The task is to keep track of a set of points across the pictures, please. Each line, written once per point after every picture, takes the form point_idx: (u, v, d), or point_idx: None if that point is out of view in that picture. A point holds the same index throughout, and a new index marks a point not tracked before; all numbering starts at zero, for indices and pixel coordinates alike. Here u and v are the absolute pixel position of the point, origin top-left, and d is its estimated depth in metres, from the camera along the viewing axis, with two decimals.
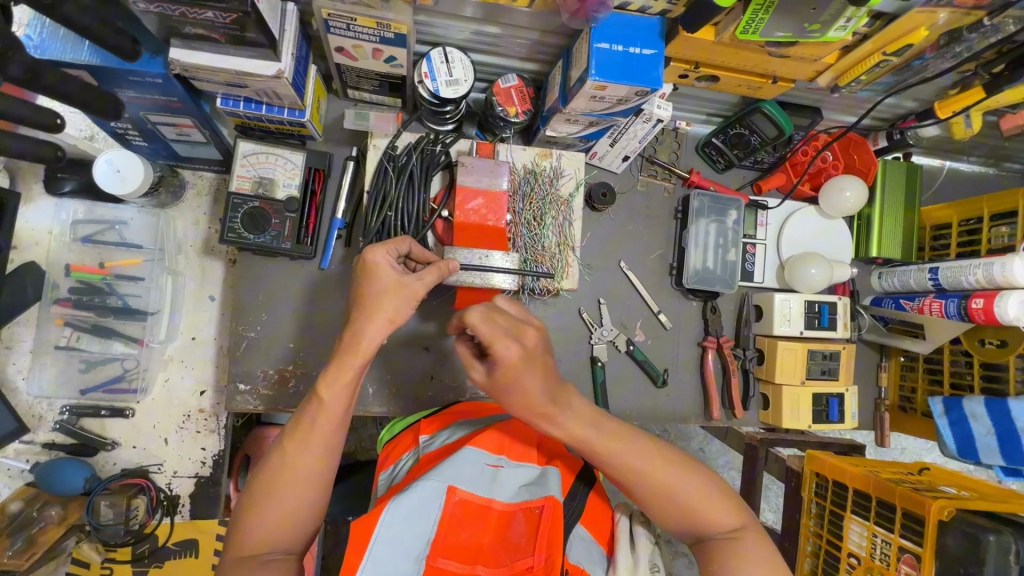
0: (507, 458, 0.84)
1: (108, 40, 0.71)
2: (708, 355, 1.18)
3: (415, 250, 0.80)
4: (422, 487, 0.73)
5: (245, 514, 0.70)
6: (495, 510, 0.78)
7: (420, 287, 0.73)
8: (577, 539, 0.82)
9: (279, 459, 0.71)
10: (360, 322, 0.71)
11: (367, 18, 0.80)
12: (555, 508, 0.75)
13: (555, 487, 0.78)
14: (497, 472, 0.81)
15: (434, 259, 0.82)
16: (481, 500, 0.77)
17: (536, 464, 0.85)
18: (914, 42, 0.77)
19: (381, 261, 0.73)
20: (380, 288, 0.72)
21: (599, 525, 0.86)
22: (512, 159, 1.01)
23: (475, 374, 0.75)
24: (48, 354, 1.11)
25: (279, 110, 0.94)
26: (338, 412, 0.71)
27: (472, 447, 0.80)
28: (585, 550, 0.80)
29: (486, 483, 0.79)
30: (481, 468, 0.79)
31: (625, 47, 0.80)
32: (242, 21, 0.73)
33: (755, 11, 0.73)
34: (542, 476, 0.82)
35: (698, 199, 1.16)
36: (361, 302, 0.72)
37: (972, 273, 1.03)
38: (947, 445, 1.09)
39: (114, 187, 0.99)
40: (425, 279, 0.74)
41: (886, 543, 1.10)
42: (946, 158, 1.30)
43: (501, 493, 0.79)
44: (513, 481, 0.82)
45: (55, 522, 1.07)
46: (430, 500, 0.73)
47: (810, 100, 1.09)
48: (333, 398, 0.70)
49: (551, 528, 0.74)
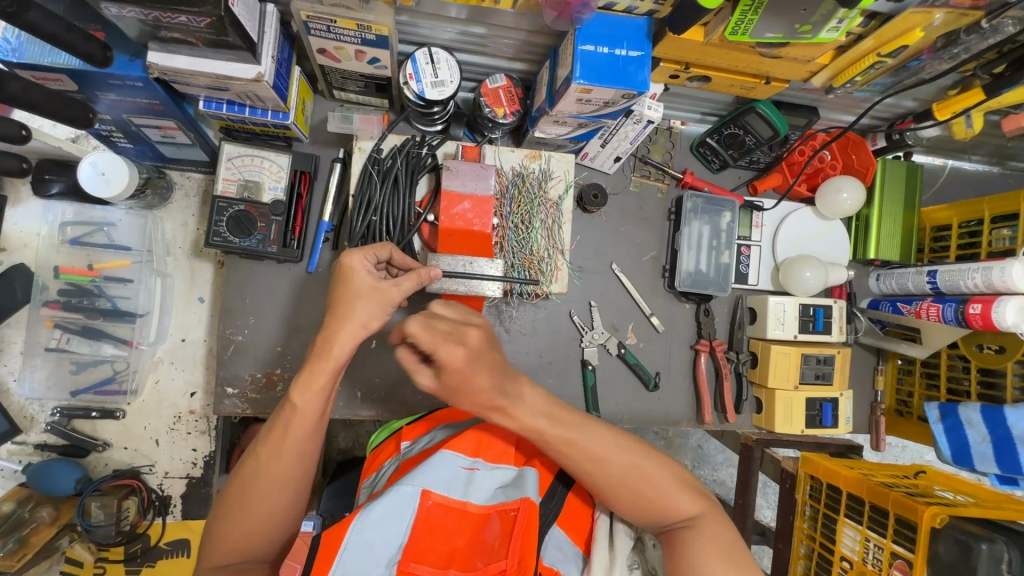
0: (482, 461, 0.84)
1: (80, 47, 0.71)
2: (701, 357, 1.17)
3: (395, 256, 0.78)
4: (395, 492, 0.74)
5: (221, 521, 0.70)
6: (469, 513, 0.78)
7: (395, 294, 0.72)
8: (553, 544, 0.81)
9: (253, 464, 0.71)
10: (332, 327, 0.70)
11: (347, 20, 0.78)
12: (530, 511, 0.74)
13: (530, 489, 0.77)
14: (472, 475, 0.81)
15: (414, 266, 0.80)
16: (455, 504, 0.78)
17: (513, 466, 0.86)
18: (909, 44, 0.74)
19: (358, 265, 0.72)
20: (359, 298, 0.71)
21: (577, 526, 0.86)
22: (500, 161, 1.00)
23: (422, 379, 0.72)
24: (38, 356, 1.11)
25: (263, 113, 0.93)
26: (312, 414, 0.71)
27: (446, 451, 0.82)
28: (559, 554, 0.80)
29: (461, 487, 0.80)
30: (455, 472, 0.80)
31: (611, 49, 0.78)
32: (218, 26, 0.72)
33: (743, 11, 0.71)
34: (517, 479, 0.82)
35: (692, 200, 1.14)
36: (338, 311, 0.70)
37: (971, 277, 1.01)
38: (942, 452, 1.07)
39: (99, 190, 0.98)
40: (400, 286, 0.72)
41: (878, 548, 1.09)
42: (949, 156, 1.27)
43: (476, 496, 0.79)
44: (490, 483, 0.82)
45: (47, 523, 1.08)
46: (401, 505, 0.74)
47: (807, 99, 1.06)
48: (305, 402, 0.70)
49: (525, 530, 0.73)
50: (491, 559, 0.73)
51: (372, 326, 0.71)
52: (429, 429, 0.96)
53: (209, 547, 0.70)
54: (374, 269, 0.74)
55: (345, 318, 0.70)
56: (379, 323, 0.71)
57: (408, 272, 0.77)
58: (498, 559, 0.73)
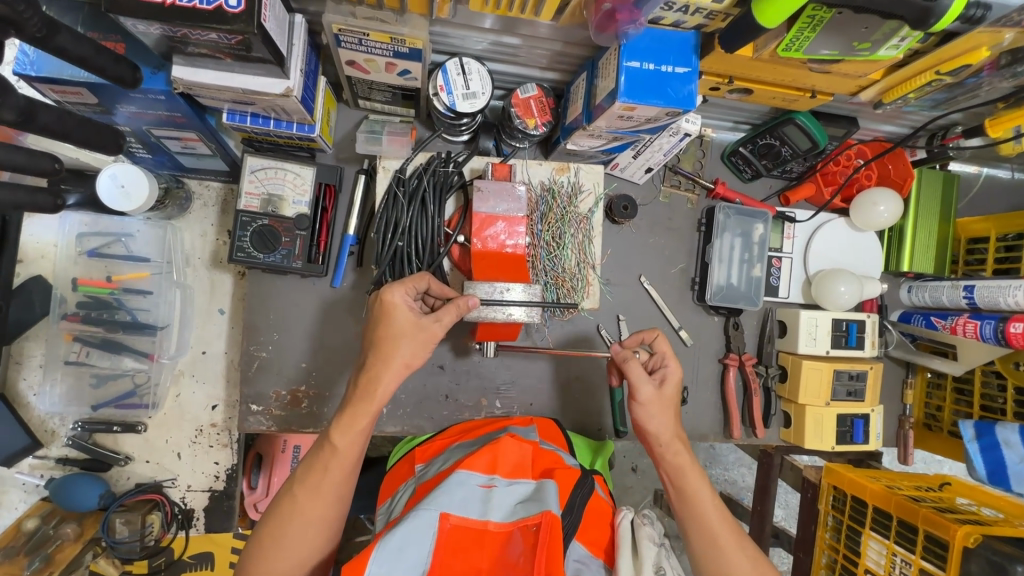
0: (499, 477, 0.81)
1: (109, 69, 0.68)
2: (729, 372, 1.15)
3: (433, 286, 0.79)
4: (414, 517, 0.72)
5: (254, 561, 0.71)
6: (490, 532, 0.74)
7: (437, 329, 0.74)
8: (575, 558, 0.78)
9: (288, 506, 0.72)
10: (380, 366, 0.73)
11: (380, 33, 0.75)
12: (553, 524, 0.70)
13: (551, 501, 0.74)
14: (489, 493, 0.78)
15: (452, 295, 0.81)
16: (474, 524, 0.74)
17: (531, 480, 0.83)
18: (972, 63, 0.71)
19: (400, 301, 0.74)
20: (403, 334, 0.73)
21: (597, 535, 0.83)
22: (529, 176, 0.98)
23: (643, 391, 0.84)
24: (57, 369, 1.08)
25: (287, 125, 0.90)
26: (349, 458, 0.73)
27: (462, 470, 0.79)
28: (583, 567, 0.77)
29: (478, 506, 0.76)
30: (471, 490, 0.78)
31: (656, 65, 0.75)
32: (248, 42, 0.68)
33: (801, 28, 0.67)
34: (538, 491, 0.78)
35: (723, 213, 1.11)
36: (381, 350, 0.73)
37: (1011, 294, 0.98)
38: (976, 470, 1.06)
39: (118, 203, 0.95)
40: (443, 321, 0.75)
41: (906, 563, 1.06)
42: (985, 164, 1.23)
43: (495, 514, 0.76)
44: (508, 500, 0.79)
45: (72, 539, 1.08)
46: (420, 530, 0.71)
47: (846, 109, 1.03)
48: (344, 443, 0.73)
49: (548, 544, 0.69)
50: None
51: (415, 364, 0.75)
52: (442, 451, 0.94)
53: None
54: (413, 303, 0.76)
55: (388, 355, 0.73)
56: (421, 361, 0.75)
57: (446, 303, 0.79)
58: None
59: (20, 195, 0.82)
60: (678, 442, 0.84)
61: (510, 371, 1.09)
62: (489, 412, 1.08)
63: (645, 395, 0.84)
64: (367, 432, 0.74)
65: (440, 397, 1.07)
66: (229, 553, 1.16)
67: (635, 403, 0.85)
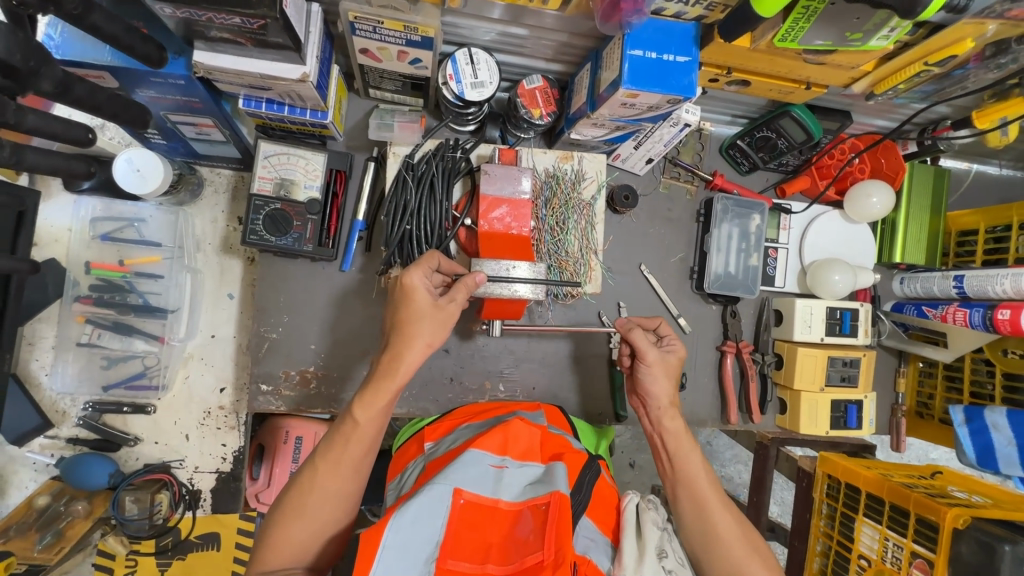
0: (510, 458, 0.83)
1: (136, 49, 0.71)
2: (727, 359, 1.18)
3: (443, 266, 0.83)
4: (428, 491, 0.73)
5: (269, 529, 0.73)
6: (501, 510, 0.77)
7: (454, 309, 0.77)
8: (585, 535, 0.80)
9: (308, 479, 0.74)
10: (402, 344, 0.75)
11: (394, 21, 0.78)
12: (562, 503, 0.73)
13: (560, 482, 0.76)
14: (501, 473, 0.80)
15: (462, 272, 0.85)
16: (486, 502, 0.77)
17: (541, 463, 0.84)
18: (959, 53, 0.75)
19: (420, 283, 0.76)
20: (422, 316, 0.75)
21: (605, 515, 0.84)
22: (534, 163, 1.01)
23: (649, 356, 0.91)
24: (69, 351, 1.11)
25: (301, 112, 0.93)
26: (369, 433, 0.76)
27: (474, 450, 0.80)
28: (592, 545, 0.79)
29: (490, 484, 0.79)
30: (484, 470, 0.79)
31: (658, 54, 0.78)
32: (269, 26, 0.71)
33: (796, 19, 0.71)
34: (547, 473, 0.80)
35: (721, 203, 1.15)
36: (403, 332, 0.75)
37: (999, 283, 1.01)
38: (966, 454, 1.09)
39: (133, 186, 0.98)
40: (457, 300, 0.77)
41: (898, 547, 1.08)
42: (976, 161, 1.27)
43: (506, 493, 0.78)
44: (518, 479, 0.81)
45: (82, 516, 1.10)
46: (435, 504, 0.73)
47: (841, 103, 1.07)
48: (365, 420, 0.75)
49: (559, 523, 0.71)
50: (527, 552, 0.71)
51: (436, 344, 0.76)
52: (451, 430, 0.95)
53: (260, 558, 0.72)
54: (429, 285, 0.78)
55: (410, 337, 0.75)
56: (442, 341, 0.77)
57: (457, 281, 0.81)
58: (534, 552, 0.70)
59: (58, 160, 0.87)
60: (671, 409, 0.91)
61: (513, 356, 1.12)
62: (493, 396, 1.11)
63: (652, 358, 0.91)
64: (386, 411, 0.76)
65: (445, 380, 1.10)
66: (235, 534, 1.18)
67: (642, 365, 0.92)
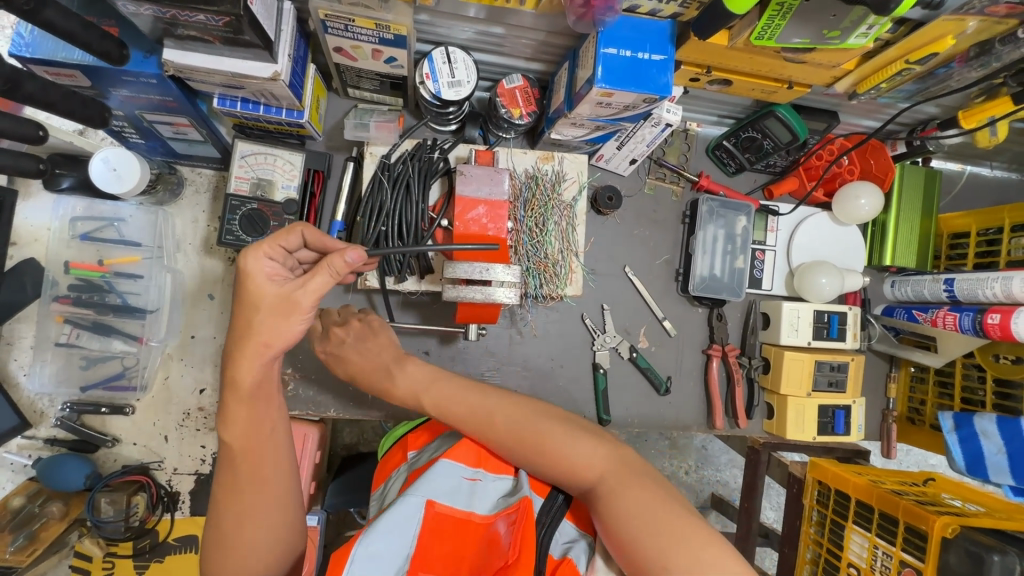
0: (484, 471, 0.81)
1: (96, 45, 0.70)
2: (712, 362, 1.16)
3: (310, 238, 0.72)
4: (400, 504, 0.69)
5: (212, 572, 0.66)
6: (474, 522, 0.74)
7: (303, 297, 0.66)
8: (563, 539, 0.75)
9: (221, 506, 0.67)
10: (236, 348, 0.65)
11: (365, 19, 0.77)
12: (529, 507, 0.71)
13: (529, 491, 0.75)
14: (474, 485, 0.78)
15: (332, 246, 0.73)
16: (460, 514, 0.73)
17: (513, 474, 0.83)
18: (939, 51, 0.73)
19: (258, 269, 0.66)
20: (261, 307, 0.65)
21: (582, 513, 0.80)
22: (512, 164, 0.99)
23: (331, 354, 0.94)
24: (48, 350, 1.10)
25: (277, 111, 0.91)
26: (248, 444, 0.67)
27: (447, 460, 0.77)
28: (572, 546, 0.74)
29: (465, 497, 0.75)
30: (457, 482, 0.76)
31: (633, 52, 0.77)
32: (235, 24, 0.70)
33: (772, 16, 0.69)
34: (517, 484, 0.80)
35: (707, 204, 1.13)
36: (243, 324, 0.65)
37: (990, 286, 1.00)
38: (955, 462, 1.07)
39: (110, 185, 0.97)
40: (312, 286, 0.66)
41: (886, 556, 1.05)
42: (968, 162, 1.25)
43: (479, 505, 0.75)
44: (492, 493, 0.79)
45: (57, 518, 1.09)
46: (406, 516, 0.69)
47: (828, 104, 1.05)
48: (233, 436, 0.67)
49: (526, 527, 0.68)
50: (497, 558, 0.69)
51: (277, 343, 0.65)
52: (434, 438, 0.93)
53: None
54: (281, 270, 0.68)
55: (246, 333, 0.65)
56: (282, 339, 0.65)
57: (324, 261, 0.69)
58: (504, 558, 0.68)
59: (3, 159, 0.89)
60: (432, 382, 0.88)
61: (494, 359, 1.10)
62: None
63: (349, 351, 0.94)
64: (252, 417, 0.67)
65: None
66: None
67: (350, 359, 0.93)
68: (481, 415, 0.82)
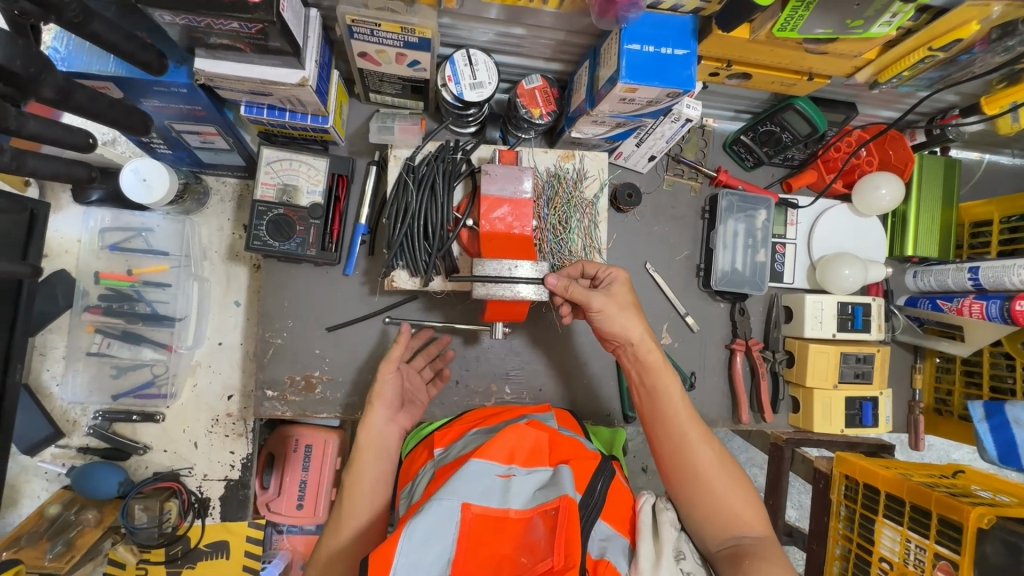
0: (517, 466, 0.79)
1: (137, 56, 0.72)
2: (736, 357, 1.16)
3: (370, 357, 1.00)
4: (434, 508, 0.70)
5: None
6: (511, 519, 0.74)
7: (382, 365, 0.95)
8: (599, 537, 0.75)
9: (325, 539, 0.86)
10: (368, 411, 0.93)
11: (392, 23, 0.79)
12: (571, 508, 0.70)
13: (569, 486, 0.73)
14: (508, 482, 0.76)
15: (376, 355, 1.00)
16: (495, 513, 0.73)
17: (548, 466, 0.81)
18: (964, 37, 0.74)
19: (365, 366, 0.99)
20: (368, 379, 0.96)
21: (620, 514, 0.79)
22: (535, 163, 1.00)
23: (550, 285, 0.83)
24: (79, 360, 1.12)
25: (302, 117, 0.93)
26: (362, 489, 0.88)
27: (478, 459, 0.77)
28: (608, 545, 0.73)
29: (499, 495, 0.75)
30: (490, 481, 0.75)
31: (656, 48, 0.78)
32: (267, 31, 0.72)
33: (794, 7, 0.70)
34: (555, 477, 0.77)
35: (726, 199, 1.13)
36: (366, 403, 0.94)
37: (1018, 273, 0.99)
38: (988, 451, 1.06)
39: (140, 195, 0.99)
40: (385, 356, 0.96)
41: (920, 549, 1.04)
42: (986, 150, 1.25)
43: (515, 501, 0.75)
44: (527, 486, 0.77)
45: (92, 525, 1.10)
46: (442, 520, 0.70)
47: (845, 95, 1.05)
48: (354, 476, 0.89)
49: (568, 529, 0.68)
50: (537, 559, 0.69)
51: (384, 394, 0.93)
52: (460, 436, 0.92)
53: None
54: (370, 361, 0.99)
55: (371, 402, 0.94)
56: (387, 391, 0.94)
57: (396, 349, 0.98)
58: (545, 558, 0.68)
59: (59, 165, 0.80)
60: (625, 308, 0.85)
61: (518, 357, 1.11)
62: (500, 397, 1.10)
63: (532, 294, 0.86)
64: (375, 467, 0.90)
65: (451, 383, 1.09)
66: (244, 541, 1.18)
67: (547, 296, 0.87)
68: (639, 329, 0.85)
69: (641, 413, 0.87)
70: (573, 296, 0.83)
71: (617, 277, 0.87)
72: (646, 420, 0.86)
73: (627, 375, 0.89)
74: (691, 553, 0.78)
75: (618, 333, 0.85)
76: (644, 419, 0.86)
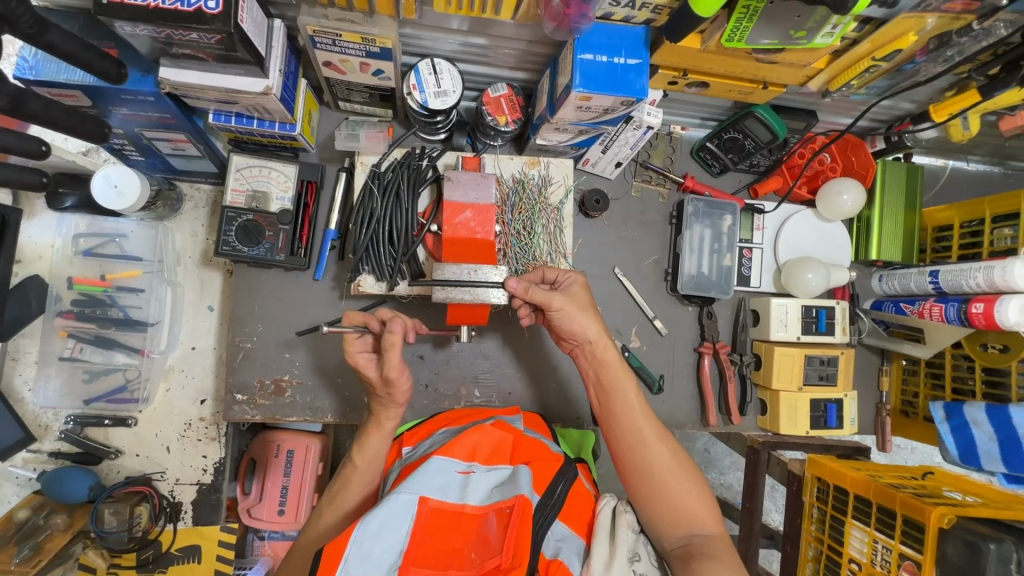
0: (477, 464, 0.80)
1: (95, 65, 0.73)
2: (704, 360, 1.17)
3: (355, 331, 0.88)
4: (391, 501, 0.71)
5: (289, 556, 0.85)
6: (467, 515, 0.75)
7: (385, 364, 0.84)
8: (555, 538, 0.76)
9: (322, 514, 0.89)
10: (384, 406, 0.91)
11: (352, 34, 0.81)
12: (524, 507, 0.71)
13: (525, 485, 0.74)
14: (467, 479, 0.77)
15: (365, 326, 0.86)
16: (452, 508, 0.74)
17: (509, 464, 0.82)
18: (903, 47, 0.77)
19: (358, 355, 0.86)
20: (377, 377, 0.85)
21: (578, 515, 0.80)
22: (499, 169, 1.02)
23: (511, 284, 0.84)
24: (52, 365, 1.13)
25: (270, 125, 0.95)
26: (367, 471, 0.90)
27: (440, 456, 0.78)
28: (562, 546, 0.74)
29: (457, 491, 0.76)
30: (449, 477, 0.77)
31: (609, 57, 0.80)
32: (227, 41, 0.73)
33: (740, 18, 0.72)
34: (513, 476, 0.78)
35: (692, 204, 1.15)
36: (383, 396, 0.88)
37: (972, 277, 1.01)
38: (948, 452, 1.08)
39: (112, 202, 1.00)
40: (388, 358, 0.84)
41: (886, 550, 1.05)
42: (950, 157, 1.27)
43: (472, 498, 0.76)
44: (485, 484, 0.78)
45: (61, 530, 1.11)
46: (398, 513, 0.71)
47: (805, 102, 1.08)
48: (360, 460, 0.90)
49: (519, 528, 0.69)
50: (487, 555, 0.70)
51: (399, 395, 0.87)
52: (430, 435, 0.94)
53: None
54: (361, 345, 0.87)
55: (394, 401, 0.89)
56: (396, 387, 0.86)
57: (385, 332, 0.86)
58: (495, 556, 0.69)
59: (11, 172, 0.82)
60: (583, 309, 0.86)
61: (488, 361, 1.12)
62: (470, 401, 1.11)
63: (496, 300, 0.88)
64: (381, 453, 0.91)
65: (422, 387, 1.10)
66: (216, 546, 1.18)
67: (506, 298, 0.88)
68: (595, 330, 0.86)
69: (598, 412, 0.88)
70: (533, 298, 0.83)
71: (573, 280, 0.89)
72: (603, 420, 0.87)
73: (586, 376, 0.90)
74: (646, 553, 0.79)
75: (576, 332, 0.86)
76: (602, 420, 0.87)
